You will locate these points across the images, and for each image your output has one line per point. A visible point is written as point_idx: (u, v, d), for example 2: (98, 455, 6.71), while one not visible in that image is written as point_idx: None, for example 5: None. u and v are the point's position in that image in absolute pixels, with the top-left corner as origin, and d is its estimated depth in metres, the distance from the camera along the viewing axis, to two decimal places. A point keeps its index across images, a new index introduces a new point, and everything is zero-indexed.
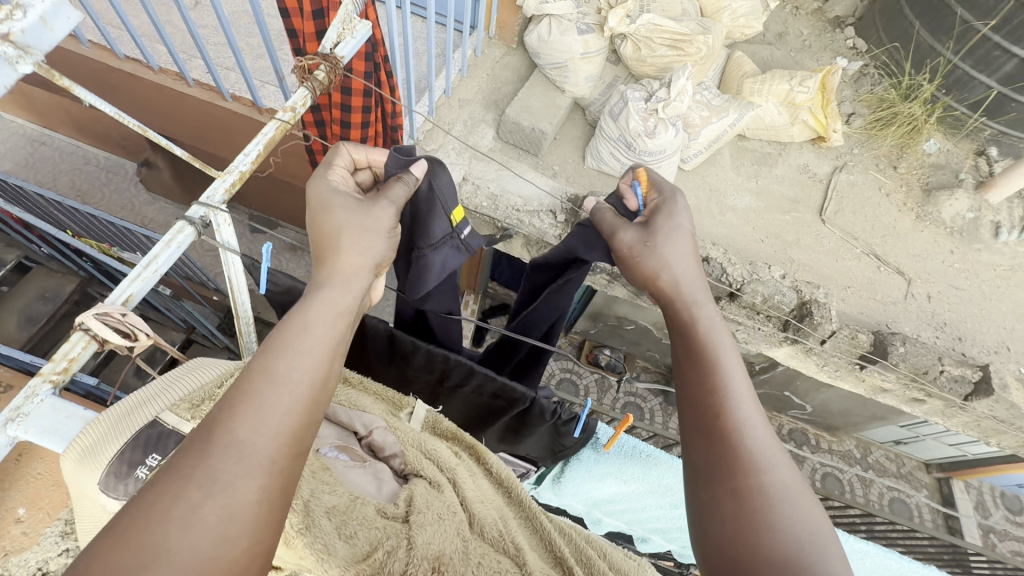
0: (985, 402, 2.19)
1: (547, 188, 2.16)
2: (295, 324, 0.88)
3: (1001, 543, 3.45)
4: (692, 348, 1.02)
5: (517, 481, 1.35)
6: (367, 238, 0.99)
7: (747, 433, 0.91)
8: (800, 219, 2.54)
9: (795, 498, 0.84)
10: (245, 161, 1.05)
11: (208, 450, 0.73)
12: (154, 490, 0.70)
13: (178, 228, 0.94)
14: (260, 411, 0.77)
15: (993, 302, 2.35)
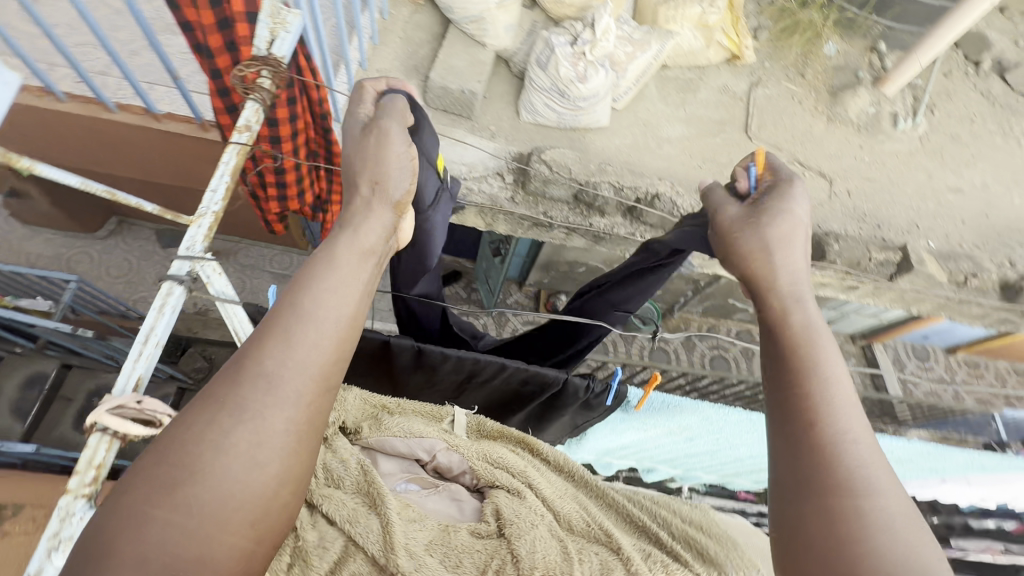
0: (907, 277, 2.45)
1: (490, 150, 2.35)
2: (326, 262, 0.88)
3: (913, 386, 4.70)
4: (783, 344, 0.87)
5: (574, 461, 1.44)
6: (383, 165, 1.01)
7: (848, 442, 0.75)
8: (729, 140, 2.73)
9: (899, 527, 0.68)
10: (215, 199, 1.13)
11: (240, 378, 0.75)
12: (193, 409, 0.73)
13: (168, 290, 1.03)
14: (288, 345, 0.78)
15: (899, 187, 2.79)
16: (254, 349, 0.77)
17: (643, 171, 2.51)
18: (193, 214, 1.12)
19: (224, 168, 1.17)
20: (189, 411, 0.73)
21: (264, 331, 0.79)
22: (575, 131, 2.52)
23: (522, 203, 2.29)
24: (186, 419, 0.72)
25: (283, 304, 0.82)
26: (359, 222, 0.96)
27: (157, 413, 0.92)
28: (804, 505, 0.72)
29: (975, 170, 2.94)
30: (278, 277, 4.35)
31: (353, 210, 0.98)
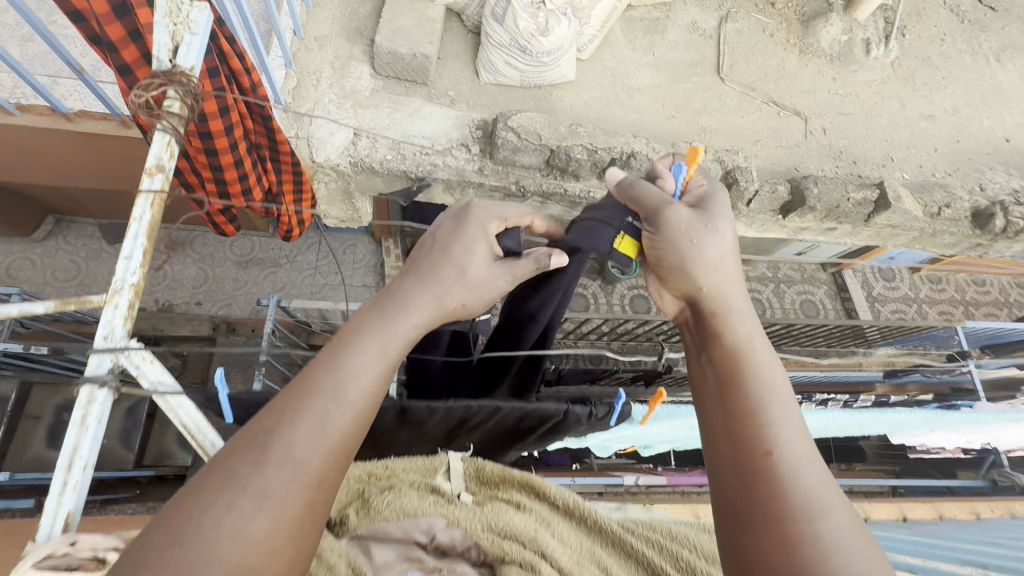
0: (884, 215, 2.42)
1: (451, 120, 2.18)
2: (383, 336, 0.77)
3: (882, 307, 4.85)
4: (725, 369, 0.83)
5: (585, 501, 1.17)
6: (476, 276, 0.96)
7: (798, 467, 0.72)
8: (702, 84, 2.58)
9: (853, 550, 0.65)
10: (131, 270, 0.90)
11: (266, 451, 0.65)
12: (204, 487, 0.62)
13: (89, 398, 0.82)
14: (323, 425, 0.68)
15: (874, 119, 2.71)
16: (282, 422, 0.67)
17: (616, 129, 2.38)
18: (105, 293, 0.88)
19: (137, 227, 0.92)
20: (202, 489, 0.61)
21: (296, 404, 0.68)
22: (541, 90, 2.34)
23: (493, 174, 2.14)
24: (198, 499, 0.60)
25: (322, 371, 0.72)
26: (420, 298, 0.85)
27: (99, 549, 0.71)
28: (758, 538, 0.68)
29: (947, 94, 2.86)
30: (242, 263, 4.11)
31: (420, 284, 0.87)
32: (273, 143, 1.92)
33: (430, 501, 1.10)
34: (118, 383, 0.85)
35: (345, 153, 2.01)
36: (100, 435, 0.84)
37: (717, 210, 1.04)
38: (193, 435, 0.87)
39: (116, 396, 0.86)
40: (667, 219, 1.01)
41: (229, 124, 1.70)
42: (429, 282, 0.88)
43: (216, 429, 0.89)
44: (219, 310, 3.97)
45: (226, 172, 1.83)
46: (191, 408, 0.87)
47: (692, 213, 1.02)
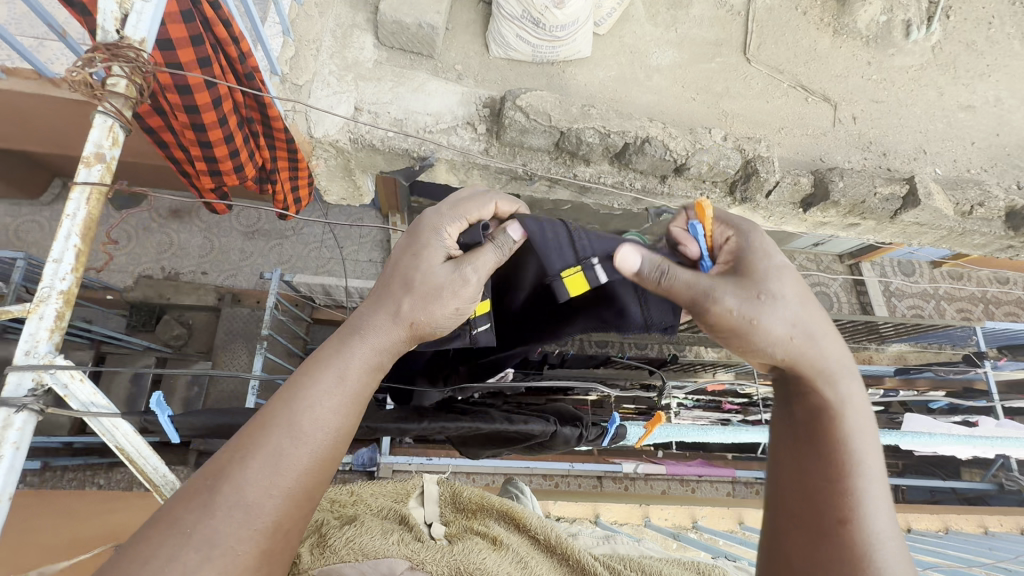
0: (912, 212, 2.28)
1: (457, 98, 2.07)
2: (332, 373, 0.83)
3: (900, 302, 4.69)
4: (817, 424, 0.88)
5: (573, 543, 1.11)
6: (436, 286, 0.94)
7: (875, 537, 0.78)
8: (726, 64, 2.42)
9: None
10: (59, 274, 0.95)
11: (212, 500, 0.71)
12: (151, 534, 0.69)
13: (6, 421, 0.88)
14: (273, 470, 0.75)
15: (908, 108, 2.54)
16: (238, 465, 0.74)
17: (631, 111, 2.25)
18: (31, 302, 0.93)
19: (70, 224, 0.97)
20: (148, 538, 0.68)
21: (250, 445, 0.76)
22: (554, 66, 2.22)
23: (499, 155, 2.05)
24: (153, 540, 0.68)
25: (274, 413, 0.78)
26: (369, 329, 0.89)
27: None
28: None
29: (990, 82, 2.66)
30: (247, 234, 4.06)
31: (373, 314, 0.91)
32: (266, 120, 1.84)
33: (395, 540, 0.99)
34: (42, 403, 0.91)
35: (344, 130, 1.92)
36: (17, 465, 0.89)
37: (764, 273, 0.95)
38: (126, 455, 0.99)
39: (36, 417, 0.92)
40: (715, 314, 0.93)
41: (216, 98, 1.63)
42: (383, 304, 0.92)
43: (154, 451, 1.02)
44: (224, 280, 3.93)
45: (216, 148, 1.77)
46: (126, 429, 0.99)
47: (737, 292, 0.93)
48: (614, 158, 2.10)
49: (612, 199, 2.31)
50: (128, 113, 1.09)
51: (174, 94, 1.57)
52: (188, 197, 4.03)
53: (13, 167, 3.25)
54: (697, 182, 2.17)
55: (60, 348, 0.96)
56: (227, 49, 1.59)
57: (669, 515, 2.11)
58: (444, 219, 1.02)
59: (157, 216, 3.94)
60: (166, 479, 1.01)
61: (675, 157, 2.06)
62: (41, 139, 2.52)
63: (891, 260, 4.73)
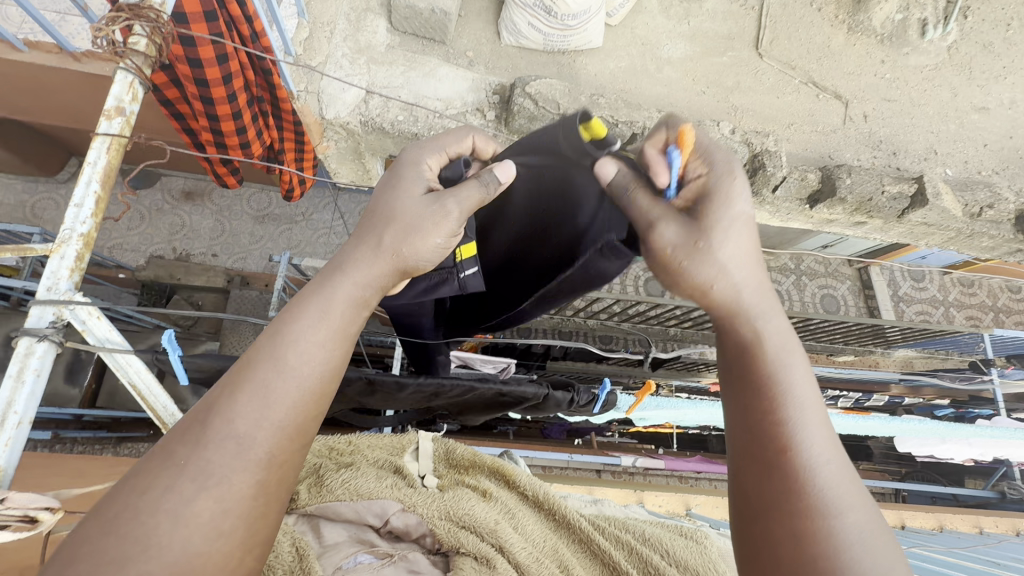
0: (920, 212, 2.27)
1: (467, 84, 2.09)
2: (314, 307, 0.74)
3: (909, 307, 4.64)
4: (751, 355, 0.76)
5: (559, 499, 1.23)
6: (416, 215, 0.88)
7: (815, 474, 0.65)
8: (737, 59, 2.42)
9: (871, 552, 0.60)
10: (80, 218, 0.98)
11: (204, 435, 0.64)
12: (143, 471, 0.62)
13: (28, 349, 0.93)
14: (264, 403, 0.67)
15: (921, 108, 2.52)
16: (224, 400, 0.66)
17: (640, 102, 2.26)
18: (53, 242, 0.97)
19: (92, 171, 1.01)
20: (142, 473, 0.62)
21: (236, 378, 0.68)
22: (565, 55, 2.23)
23: (506, 142, 2.06)
24: (140, 482, 0.61)
25: (261, 346, 0.70)
26: (350, 262, 0.81)
27: (28, 509, 0.71)
28: (785, 528, 0.63)
29: (1005, 85, 2.64)
30: (258, 218, 4.11)
31: (354, 247, 0.84)
32: (275, 100, 1.94)
33: (389, 485, 1.08)
34: (61, 336, 0.96)
35: (355, 111, 1.94)
36: (38, 391, 0.94)
37: (716, 218, 0.87)
38: (137, 392, 1.04)
39: (57, 349, 0.96)
40: (655, 243, 0.92)
41: (227, 73, 1.66)
42: (364, 234, 0.86)
43: (164, 391, 1.07)
44: (233, 262, 3.98)
45: (223, 123, 1.79)
46: (139, 366, 1.04)
47: (681, 229, 0.90)
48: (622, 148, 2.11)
49: None
50: (147, 71, 1.12)
51: (186, 65, 1.62)
52: (201, 179, 4.08)
53: (32, 143, 3.31)
54: None
55: (80, 288, 1.00)
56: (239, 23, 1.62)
57: (664, 503, 2.14)
58: (425, 162, 0.97)
59: (170, 196, 4.00)
60: (174, 416, 1.06)
61: None
62: (61, 115, 2.58)
63: (900, 264, 4.69)
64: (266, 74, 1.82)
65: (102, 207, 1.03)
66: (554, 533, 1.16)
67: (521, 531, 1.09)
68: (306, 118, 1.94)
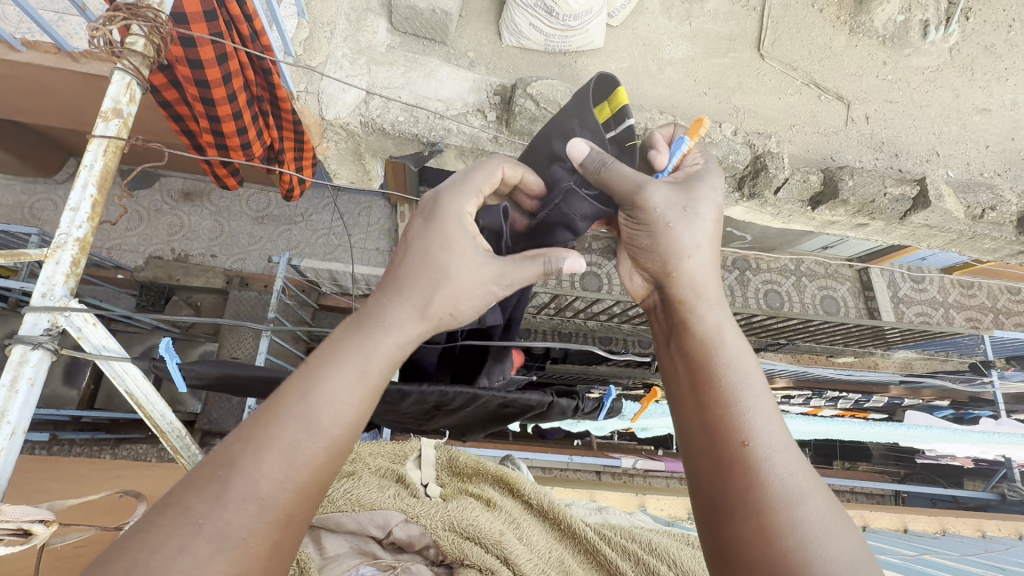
0: (922, 214, 2.26)
1: (468, 84, 2.08)
2: (354, 367, 0.78)
3: (908, 309, 4.64)
4: (709, 362, 0.88)
5: (562, 506, 1.23)
6: (465, 287, 0.91)
7: (771, 463, 0.76)
8: (739, 59, 2.41)
9: (828, 534, 0.70)
10: (76, 222, 0.97)
11: (225, 493, 0.66)
12: (157, 523, 0.63)
13: (22, 357, 0.91)
14: (288, 461, 0.70)
15: (923, 110, 2.51)
16: (250, 458, 0.68)
17: (641, 103, 2.25)
18: (48, 247, 0.95)
19: (87, 174, 1.00)
20: (155, 526, 0.62)
21: (267, 432, 0.70)
22: (566, 56, 2.21)
23: (507, 143, 2.05)
24: (154, 537, 0.61)
25: (291, 403, 0.73)
26: (394, 322, 0.84)
27: (21, 522, 0.68)
28: (753, 518, 0.73)
29: (1006, 86, 2.63)
30: (257, 219, 4.09)
31: (393, 304, 0.86)
32: (275, 99, 1.93)
33: (392, 494, 1.06)
34: (56, 344, 0.94)
35: (355, 112, 1.92)
36: (31, 401, 0.91)
37: (699, 194, 1.04)
38: (134, 400, 1.02)
39: (51, 357, 0.95)
40: (645, 201, 1.00)
41: (227, 73, 1.66)
42: (404, 292, 0.88)
43: (162, 399, 1.05)
44: (232, 264, 3.96)
45: (223, 124, 1.79)
46: (136, 374, 1.02)
47: (673, 192, 1.02)
48: None
49: None
50: (145, 72, 1.11)
51: (186, 67, 1.61)
52: (200, 180, 4.06)
53: (31, 143, 3.29)
54: None
55: (75, 294, 0.99)
56: (239, 23, 1.60)
57: (665, 507, 2.13)
58: (462, 212, 0.96)
59: (169, 197, 3.99)
60: (172, 424, 1.05)
61: None
62: (59, 115, 2.56)
63: (901, 266, 4.68)
64: (265, 74, 1.81)
65: (98, 211, 1.02)
66: (559, 543, 1.16)
67: (526, 542, 1.08)
68: (306, 119, 1.93)
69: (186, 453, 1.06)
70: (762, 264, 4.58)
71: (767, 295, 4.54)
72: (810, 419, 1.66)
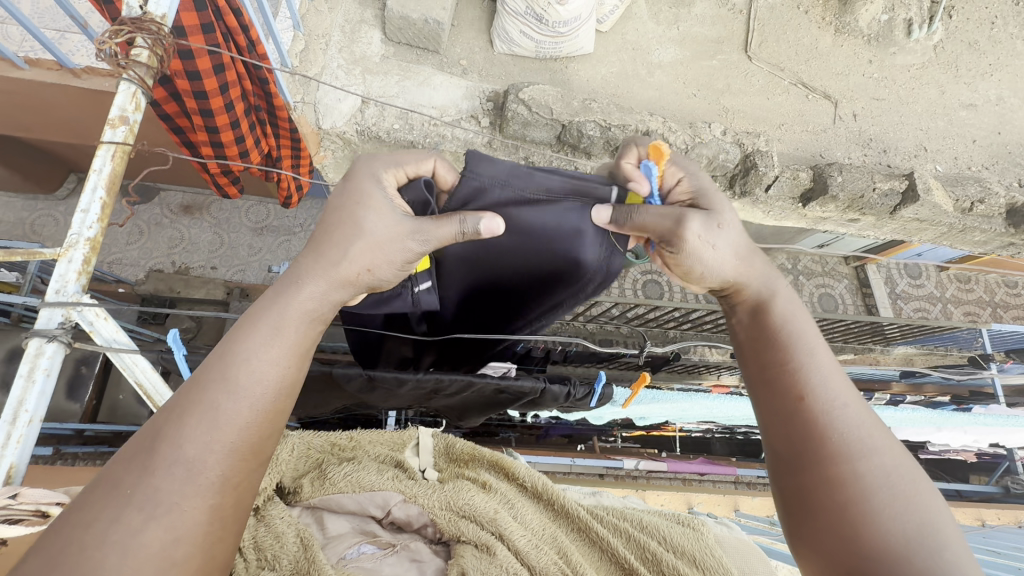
0: (911, 208, 2.30)
1: (462, 91, 2.12)
2: (268, 323, 0.81)
3: (906, 305, 4.66)
4: (776, 326, 0.88)
5: (556, 487, 1.24)
6: (380, 250, 0.92)
7: (839, 422, 0.78)
8: (727, 61, 2.45)
9: (897, 487, 0.73)
10: (87, 222, 1.01)
11: (152, 466, 0.68)
12: (94, 500, 0.66)
13: (38, 350, 0.94)
14: (213, 427, 0.72)
15: (909, 107, 2.55)
16: (174, 427, 0.71)
17: (632, 106, 2.30)
18: (61, 246, 0.99)
19: (97, 178, 1.04)
20: (88, 502, 0.66)
21: (190, 399, 0.73)
22: (557, 62, 2.26)
23: (501, 148, 2.09)
24: (92, 512, 0.65)
25: (211, 372, 0.75)
26: (307, 277, 0.87)
27: (41, 504, 0.77)
28: (824, 473, 0.75)
29: (991, 82, 2.68)
30: (256, 230, 4.14)
31: (309, 263, 0.89)
32: (272, 108, 1.91)
33: (390, 477, 1.10)
34: (70, 337, 0.98)
35: (351, 121, 1.97)
36: (47, 390, 0.96)
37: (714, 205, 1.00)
38: (144, 391, 1.06)
39: (65, 349, 0.98)
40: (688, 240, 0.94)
41: (223, 83, 1.70)
42: (321, 253, 0.90)
43: (169, 389, 1.09)
44: (233, 275, 4.00)
45: (222, 134, 1.82)
46: (145, 365, 1.05)
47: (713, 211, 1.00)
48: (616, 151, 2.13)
49: None
50: (150, 82, 1.15)
51: (185, 80, 1.64)
52: (199, 192, 4.11)
53: (31, 161, 3.33)
54: None
55: (86, 290, 1.02)
56: (235, 35, 1.66)
57: (666, 502, 2.14)
58: (383, 174, 1.00)
59: (169, 210, 4.03)
60: None
61: (675, 150, 2.09)
62: (60, 130, 2.60)
63: (896, 262, 4.71)
64: (262, 83, 1.80)
65: (107, 213, 1.06)
66: (553, 523, 1.17)
67: (519, 520, 1.10)
68: (304, 128, 1.97)
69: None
70: None
71: None
72: None
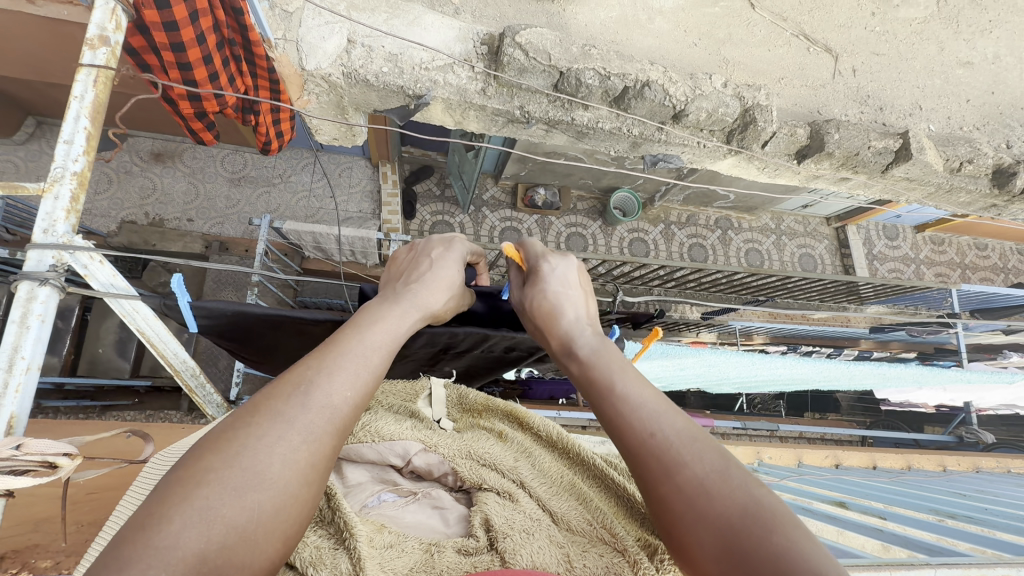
0: (904, 167, 2.31)
1: (452, 33, 1.98)
2: (392, 317, 0.88)
3: (883, 265, 4.76)
4: (595, 381, 0.90)
5: (570, 435, 1.26)
6: (444, 287, 1.02)
7: (657, 438, 0.77)
8: (730, 7, 2.32)
9: (720, 488, 0.69)
10: (72, 155, 0.93)
11: (291, 392, 0.70)
12: (247, 413, 0.67)
13: (30, 294, 0.89)
14: (335, 374, 0.73)
15: (908, 65, 2.49)
16: (311, 373, 0.72)
17: (632, 54, 2.19)
18: (44, 181, 0.91)
19: (79, 106, 0.96)
20: (241, 415, 0.67)
21: (320, 358, 0.74)
22: (554, 4, 2.14)
23: (496, 96, 2.01)
24: (256, 423, 0.65)
25: (343, 338, 0.79)
26: (410, 298, 0.95)
27: (47, 455, 0.72)
28: (659, 506, 0.73)
29: (990, 39, 2.59)
30: (234, 180, 3.96)
31: (409, 275, 1.03)
32: (247, 43, 1.81)
33: (409, 427, 1.11)
34: (63, 281, 0.92)
35: (337, 63, 1.86)
36: (44, 336, 0.91)
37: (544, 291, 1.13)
38: (147, 339, 1.07)
39: (59, 294, 0.93)
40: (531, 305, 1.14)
41: (193, 10, 1.55)
42: (417, 283, 0.99)
43: (173, 338, 1.11)
44: (210, 228, 3.83)
45: (194, 70, 1.68)
46: (146, 313, 1.05)
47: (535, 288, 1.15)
48: (613, 102, 2.05)
49: (610, 145, 2.30)
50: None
51: (153, 10, 1.46)
52: (171, 140, 3.91)
53: None
54: (696, 130, 2.16)
55: (77, 231, 0.96)
56: None
57: None
58: (455, 238, 1.17)
59: (139, 157, 3.82)
60: (185, 362, 1.14)
61: (675, 103, 2.03)
62: (17, 61, 2.39)
63: (874, 222, 4.78)
64: (236, 14, 1.70)
65: (92, 145, 0.98)
66: (571, 471, 1.19)
67: (538, 469, 1.14)
68: (286, 69, 1.87)
69: (200, 391, 1.19)
70: (742, 223, 4.70)
71: (748, 253, 4.60)
72: (798, 359, 1.90)
